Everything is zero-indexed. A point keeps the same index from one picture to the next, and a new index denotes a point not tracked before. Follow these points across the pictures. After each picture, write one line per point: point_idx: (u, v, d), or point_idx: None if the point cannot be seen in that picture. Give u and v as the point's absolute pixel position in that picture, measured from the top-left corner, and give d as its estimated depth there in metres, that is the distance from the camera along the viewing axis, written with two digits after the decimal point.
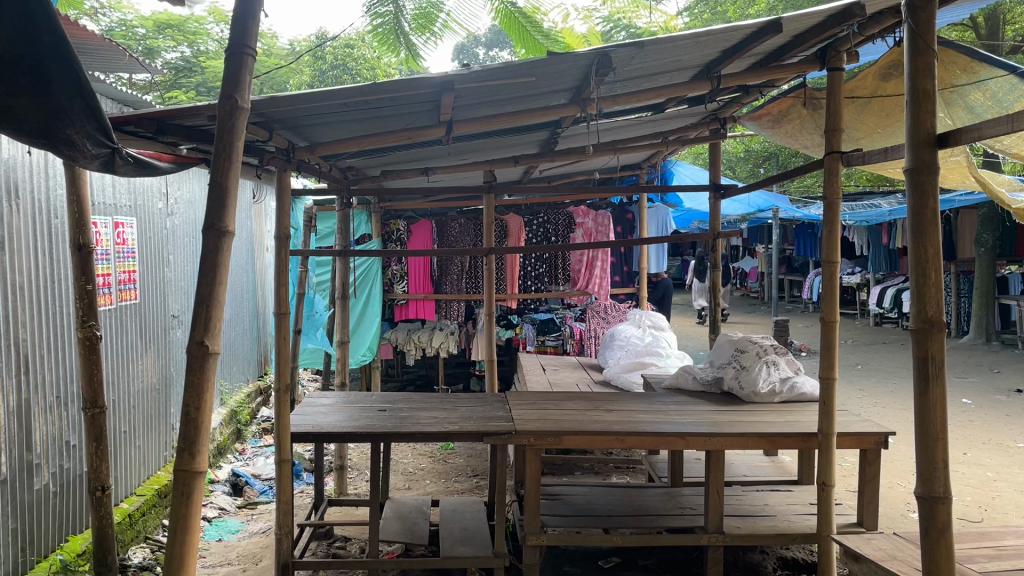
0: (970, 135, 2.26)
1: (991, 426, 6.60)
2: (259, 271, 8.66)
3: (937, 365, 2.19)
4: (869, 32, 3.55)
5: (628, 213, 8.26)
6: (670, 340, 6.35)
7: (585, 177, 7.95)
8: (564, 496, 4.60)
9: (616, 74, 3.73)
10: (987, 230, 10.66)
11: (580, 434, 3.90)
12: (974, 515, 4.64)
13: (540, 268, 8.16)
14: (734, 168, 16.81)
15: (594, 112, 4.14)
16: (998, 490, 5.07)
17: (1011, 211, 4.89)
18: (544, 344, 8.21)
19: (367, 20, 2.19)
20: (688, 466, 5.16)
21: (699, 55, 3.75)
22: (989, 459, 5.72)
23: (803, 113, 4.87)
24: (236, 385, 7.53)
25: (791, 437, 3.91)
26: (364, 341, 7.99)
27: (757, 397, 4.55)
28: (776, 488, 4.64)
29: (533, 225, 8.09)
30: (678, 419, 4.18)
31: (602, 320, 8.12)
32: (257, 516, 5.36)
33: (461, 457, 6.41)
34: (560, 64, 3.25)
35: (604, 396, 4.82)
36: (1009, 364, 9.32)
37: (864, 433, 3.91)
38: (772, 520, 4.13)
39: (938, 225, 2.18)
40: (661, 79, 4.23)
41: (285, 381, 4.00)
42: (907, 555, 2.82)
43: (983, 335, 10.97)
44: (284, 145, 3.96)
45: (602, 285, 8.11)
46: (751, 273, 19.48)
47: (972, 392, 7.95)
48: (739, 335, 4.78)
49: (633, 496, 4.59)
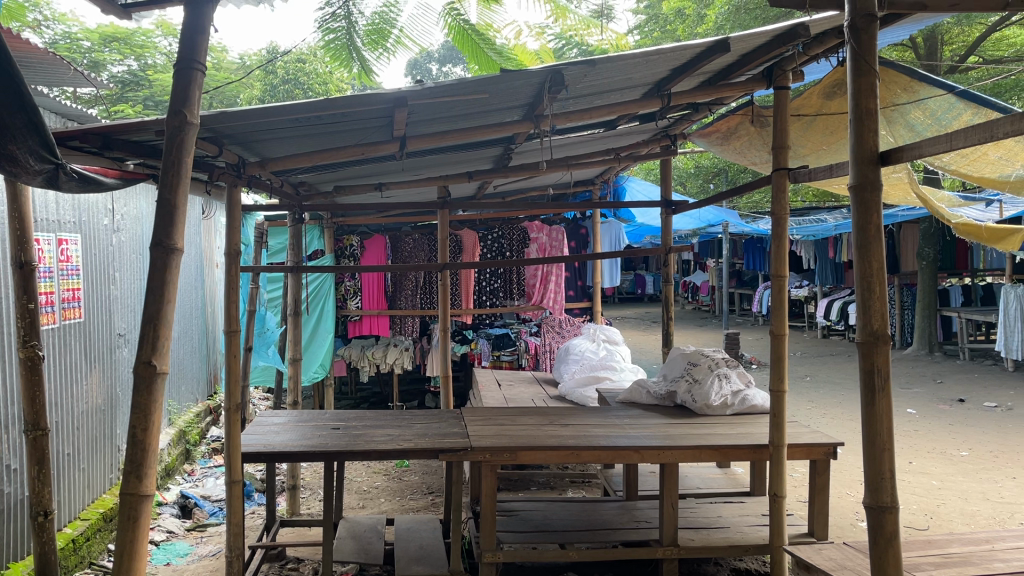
0: (913, 152, 2.33)
1: (936, 435, 6.78)
2: (208, 289, 8.51)
3: (883, 376, 2.24)
4: (812, 52, 3.65)
5: (582, 228, 8.39)
6: (624, 353, 6.41)
7: (540, 193, 8.00)
8: (520, 511, 4.59)
9: (569, 91, 3.77)
10: (928, 244, 10.98)
11: (535, 449, 3.90)
12: (921, 523, 4.75)
13: (495, 283, 8.18)
14: (685, 183, 17.09)
15: (547, 129, 4.18)
16: (943, 498, 5.20)
17: (951, 225, 5.02)
18: (499, 359, 8.16)
19: (319, 36, 2.19)
20: (641, 480, 5.20)
21: (650, 73, 3.81)
22: (934, 468, 5.87)
23: (751, 130, 4.97)
24: (185, 405, 7.38)
25: (742, 448, 3.96)
26: (317, 357, 7.83)
27: (708, 409, 4.60)
28: (729, 499, 4.71)
29: (487, 241, 8.08)
30: (633, 433, 4.20)
31: (557, 335, 8.14)
32: (207, 538, 5.24)
33: (416, 474, 6.37)
34: (514, 81, 3.29)
35: (559, 411, 4.83)
36: (951, 374, 9.60)
37: (814, 444, 3.99)
38: (725, 532, 4.18)
39: (882, 239, 2.24)
40: (613, 96, 4.29)
41: (237, 401, 3.91)
42: (856, 564, 2.87)
43: (926, 346, 11.30)
44: (235, 160, 3.92)
45: (556, 299, 8.13)
46: (701, 286, 19.80)
47: (918, 401, 8.16)
48: (691, 348, 4.85)
49: (589, 510, 4.60)
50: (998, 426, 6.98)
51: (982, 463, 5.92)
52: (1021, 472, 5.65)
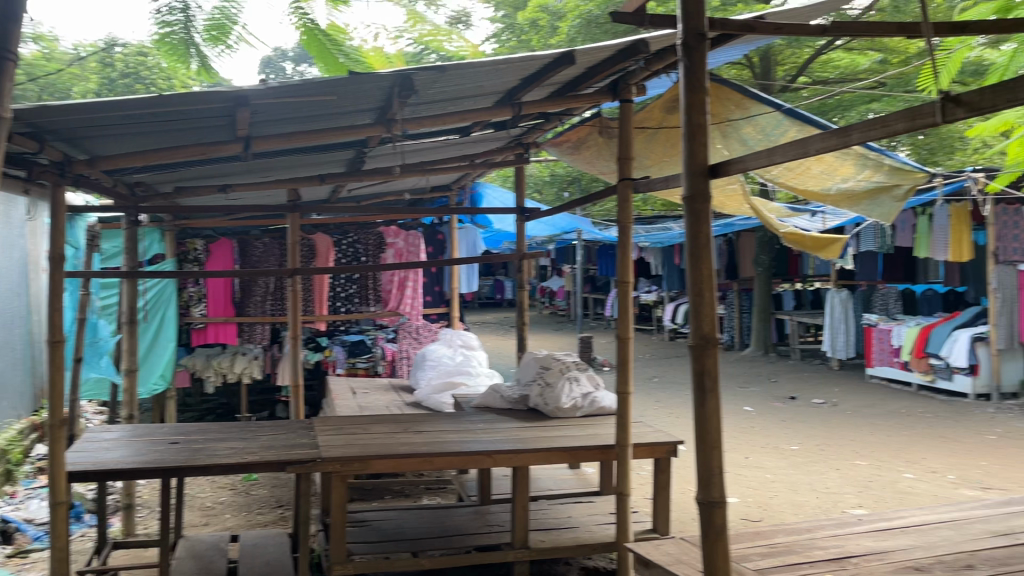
0: (740, 165, 2.48)
1: (769, 431, 7.23)
2: (34, 296, 7.87)
3: (712, 378, 2.37)
4: (653, 67, 3.82)
5: (439, 233, 8.41)
6: (480, 358, 6.43)
7: (396, 198, 7.93)
8: (372, 521, 4.51)
9: (419, 96, 3.76)
10: (763, 252, 11.73)
11: (387, 458, 3.85)
12: (755, 515, 5.05)
13: (350, 289, 8.05)
14: (542, 191, 17.45)
15: (399, 133, 4.14)
16: (775, 490, 5.55)
17: (781, 234, 5.34)
18: (355, 366, 7.96)
19: (154, 29, 2.09)
20: (495, 484, 5.24)
21: (500, 81, 3.85)
22: (767, 462, 6.25)
23: (600, 141, 5.12)
24: (6, 421, 6.79)
25: (590, 450, 4.07)
26: (155, 368, 7.39)
27: (560, 412, 4.70)
28: (579, 500, 4.83)
29: (342, 245, 7.91)
30: (485, 438, 4.23)
31: (414, 341, 8.13)
32: (29, 566, 4.83)
33: (265, 488, 6.14)
34: (363, 84, 3.24)
35: (413, 418, 4.79)
36: (784, 374, 10.29)
37: (657, 443, 4.16)
38: (574, 532, 4.28)
39: (711, 248, 2.37)
40: (466, 103, 4.32)
41: (61, 416, 3.62)
42: (691, 558, 3.00)
43: (762, 348, 12.11)
44: (60, 157, 3.64)
45: (413, 305, 8.20)
46: (558, 292, 20.25)
47: (754, 400, 8.68)
48: (543, 353, 4.94)
49: (442, 517, 4.59)
50: (825, 421, 7.53)
51: (810, 456, 6.37)
52: (843, 463, 6.12)
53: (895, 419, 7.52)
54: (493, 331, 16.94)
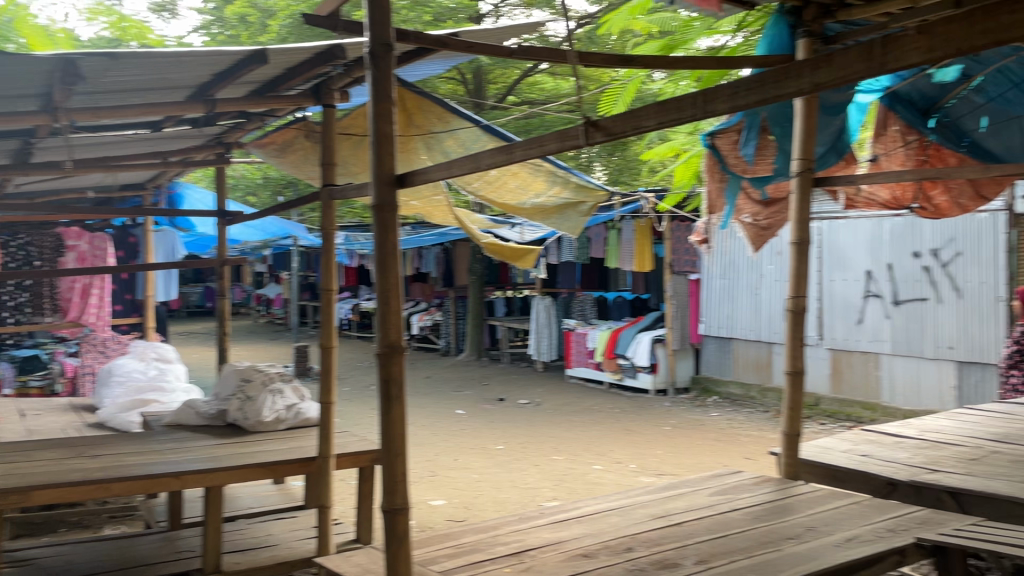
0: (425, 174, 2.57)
1: (477, 433, 7.51)
2: None
3: (397, 385, 2.48)
4: (352, 75, 3.80)
5: (132, 235, 7.83)
6: (177, 373, 6.02)
7: (78, 195, 7.14)
8: (36, 560, 3.99)
9: (92, 84, 3.40)
10: (476, 261, 12.23)
11: (52, 487, 3.42)
12: (459, 515, 5.21)
13: (20, 296, 7.10)
14: (255, 194, 16.69)
15: (70, 124, 3.71)
16: (479, 490, 5.77)
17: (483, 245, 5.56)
18: (26, 386, 6.99)
19: None
20: (189, 505, 4.89)
21: (189, 75, 3.60)
22: (473, 463, 6.48)
23: (306, 145, 5.02)
24: None
25: (290, 463, 3.94)
26: None
27: (261, 425, 4.50)
28: (282, 515, 4.65)
29: (10, 247, 6.92)
30: (174, 458, 3.93)
31: (100, 355, 7.29)
32: None
33: None
34: (15, 65, 2.85)
35: (90, 440, 4.32)
36: (495, 377, 10.77)
37: (360, 452, 4.14)
38: (274, 550, 4.11)
39: (397, 259, 2.49)
40: (152, 96, 3.98)
41: None
42: (382, 566, 3.00)
43: (475, 352, 12.62)
44: None
45: (99, 314, 7.40)
46: (274, 299, 19.49)
47: (465, 403, 8.98)
48: (243, 364, 4.68)
49: (123, 547, 4.18)
50: (529, 421, 7.99)
51: (513, 455, 6.71)
52: (542, 459, 6.53)
53: (589, 415, 8.18)
54: (202, 342, 15.87)
